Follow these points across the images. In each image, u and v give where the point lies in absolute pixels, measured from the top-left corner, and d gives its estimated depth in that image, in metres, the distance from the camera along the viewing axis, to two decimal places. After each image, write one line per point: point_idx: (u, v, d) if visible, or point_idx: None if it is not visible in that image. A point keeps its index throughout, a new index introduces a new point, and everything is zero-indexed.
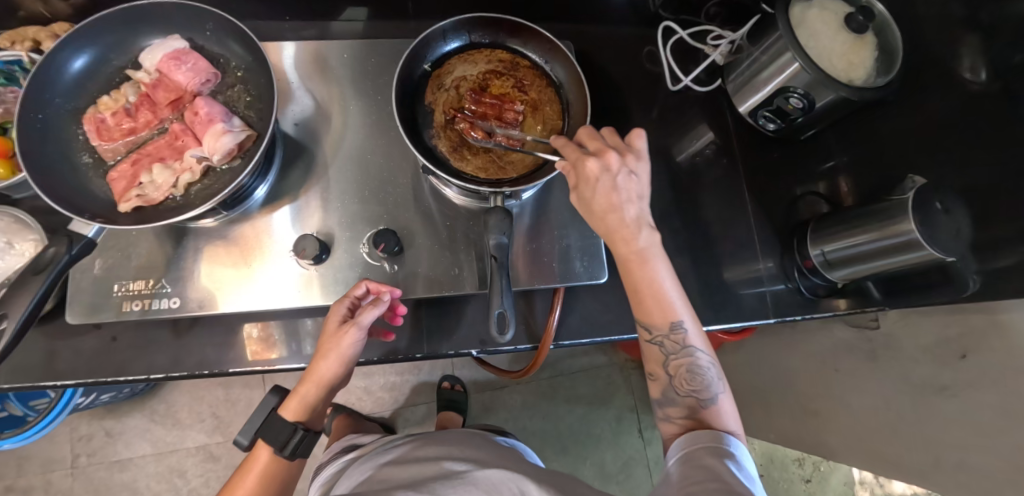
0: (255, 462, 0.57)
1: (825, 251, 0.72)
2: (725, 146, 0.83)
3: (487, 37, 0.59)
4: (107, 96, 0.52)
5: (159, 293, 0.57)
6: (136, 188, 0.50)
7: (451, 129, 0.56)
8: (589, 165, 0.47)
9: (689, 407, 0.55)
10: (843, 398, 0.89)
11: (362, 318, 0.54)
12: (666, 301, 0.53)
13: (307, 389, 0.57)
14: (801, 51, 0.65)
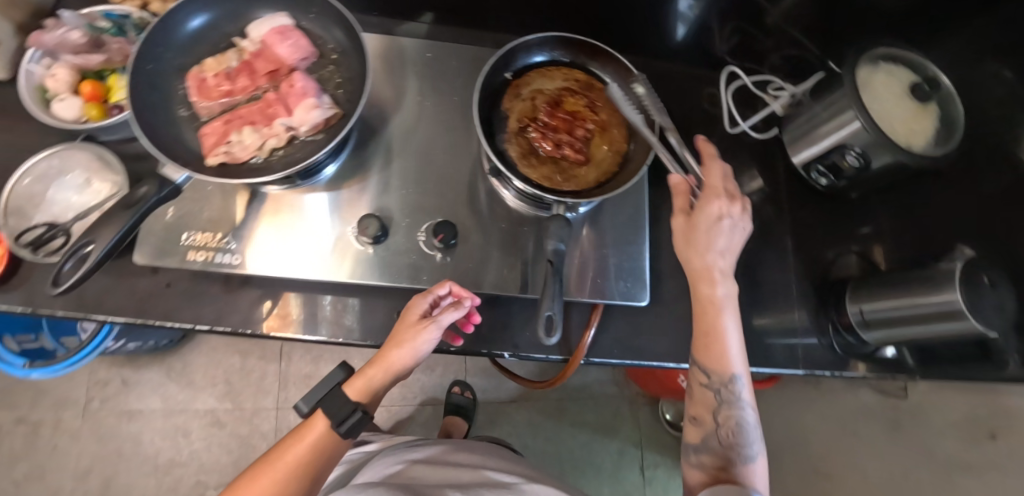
0: (309, 431, 0.54)
1: (864, 310, 0.72)
2: (773, 194, 0.83)
3: (567, 57, 0.63)
4: (212, 59, 0.56)
5: (224, 248, 0.60)
6: (225, 145, 0.53)
7: (524, 136, 0.58)
8: (716, 203, 0.54)
9: (728, 458, 0.56)
10: (859, 465, 0.87)
11: (444, 317, 0.54)
12: (734, 351, 0.56)
13: (374, 373, 0.55)
14: (863, 111, 0.66)
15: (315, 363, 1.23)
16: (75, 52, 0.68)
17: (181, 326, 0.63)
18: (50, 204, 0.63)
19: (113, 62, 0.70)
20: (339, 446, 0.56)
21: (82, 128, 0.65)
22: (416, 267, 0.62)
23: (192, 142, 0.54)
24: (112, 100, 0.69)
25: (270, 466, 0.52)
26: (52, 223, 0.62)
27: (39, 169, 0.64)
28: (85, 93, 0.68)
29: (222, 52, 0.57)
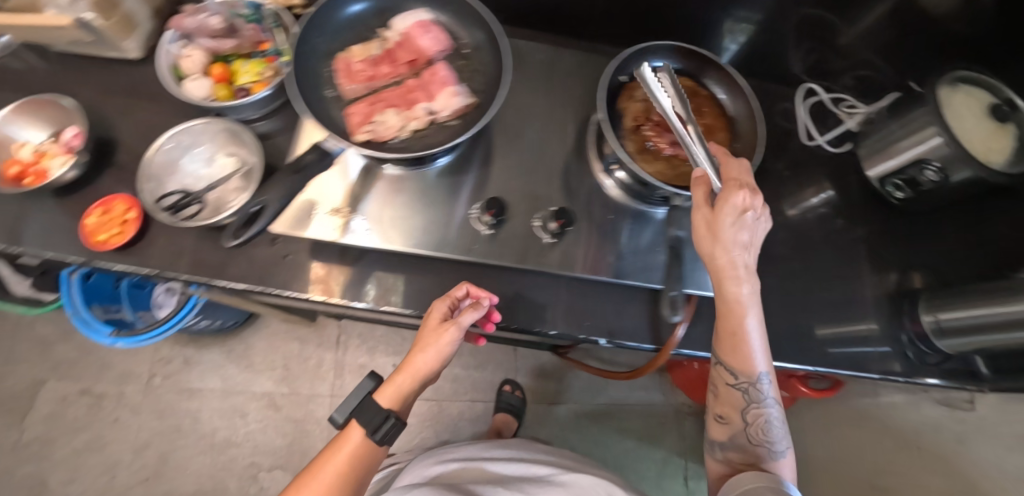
0: (345, 442, 0.56)
1: (940, 317, 0.74)
2: (845, 204, 0.86)
3: (676, 64, 0.67)
4: (358, 47, 0.61)
5: (354, 220, 0.63)
6: (369, 125, 0.57)
7: (639, 134, 0.62)
8: (738, 194, 0.51)
9: (756, 457, 0.59)
10: (917, 478, 0.86)
11: (464, 318, 0.56)
12: (759, 351, 0.56)
13: (403, 378, 0.59)
14: (945, 127, 0.69)
15: (369, 353, 1.26)
16: (209, 36, 0.70)
17: (299, 294, 0.65)
18: (182, 175, 0.66)
19: (241, 47, 0.73)
20: (377, 452, 0.59)
21: (209, 105, 0.69)
22: (530, 250, 0.66)
23: (338, 121, 0.58)
24: (236, 82, 0.73)
25: (312, 477, 0.56)
26: (185, 190, 0.65)
27: (172, 142, 0.66)
28: (214, 75, 0.72)
29: (366, 42, 0.62)
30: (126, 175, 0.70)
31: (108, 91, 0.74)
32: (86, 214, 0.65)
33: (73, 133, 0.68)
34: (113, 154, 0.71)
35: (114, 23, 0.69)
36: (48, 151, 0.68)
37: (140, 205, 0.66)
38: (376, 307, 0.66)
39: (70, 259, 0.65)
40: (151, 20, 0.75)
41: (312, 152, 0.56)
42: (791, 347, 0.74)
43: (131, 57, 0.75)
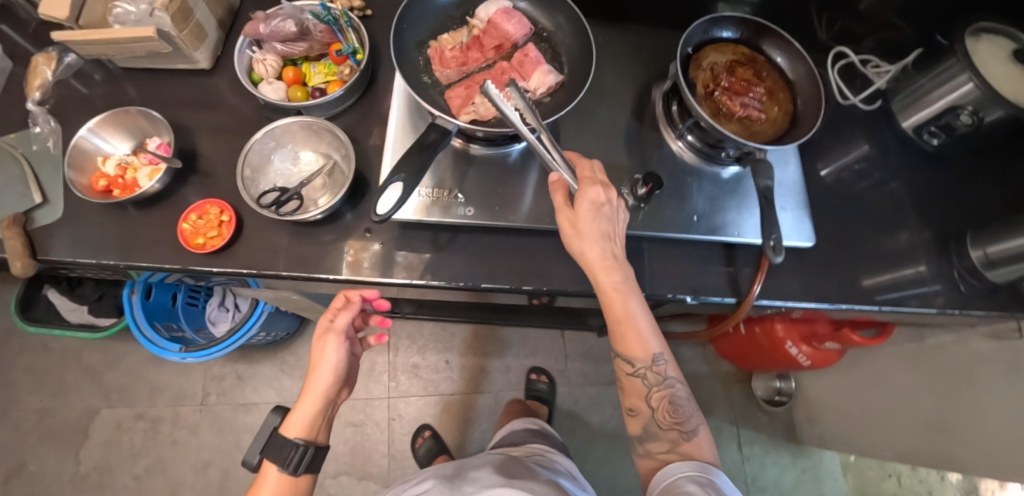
0: (262, 481, 0.60)
1: (987, 250, 0.79)
2: (883, 156, 0.90)
3: (735, 33, 0.70)
4: (448, 36, 0.65)
5: (456, 202, 0.65)
6: (470, 106, 0.60)
7: (712, 100, 0.66)
8: (596, 191, 0.57)
9: (672, 440, 0.63)
10: (974, 411, 0.93)
11: (338, 321, 0.64)
12: (647, 335, 0.61)
13: (306, 405, 0.62)
14: (976, 72, 0.75)
15: (421, 353, 1.32)
16: (283, 40, 0.73)
17: (399, 280, 0.65)
18: (274, 175, 0.68)
19: (312, 50, 0.76)
20: (303, 482, 0.62)
21: (291, 106, 0.71)
22: None
23: (440, 103, 0.62)
24: (309, 84, 0.76)
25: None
26: (279, 188, 0.66)
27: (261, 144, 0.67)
28: (288, 78, 0.75)
29: (454, 32, 0.65)
30: (209, 180, 0.71)
31: (182, 102, 0.76)
32: (182, 219, 0.66)
33: (159, 143, 0.70)
34: (194, 162, 0.72)
35: (188, 34, 0.71)
36: (134, 162, 0.68)
37: (233, 208, 0.67)
38: (476, 286, 0.67)
39: (165, 266, 0.65)
40: (217, 30, 0.77)
41: (434, 132, 0.58)
42: (852, 294, 0.79)
43: (200, 67, 0.76)
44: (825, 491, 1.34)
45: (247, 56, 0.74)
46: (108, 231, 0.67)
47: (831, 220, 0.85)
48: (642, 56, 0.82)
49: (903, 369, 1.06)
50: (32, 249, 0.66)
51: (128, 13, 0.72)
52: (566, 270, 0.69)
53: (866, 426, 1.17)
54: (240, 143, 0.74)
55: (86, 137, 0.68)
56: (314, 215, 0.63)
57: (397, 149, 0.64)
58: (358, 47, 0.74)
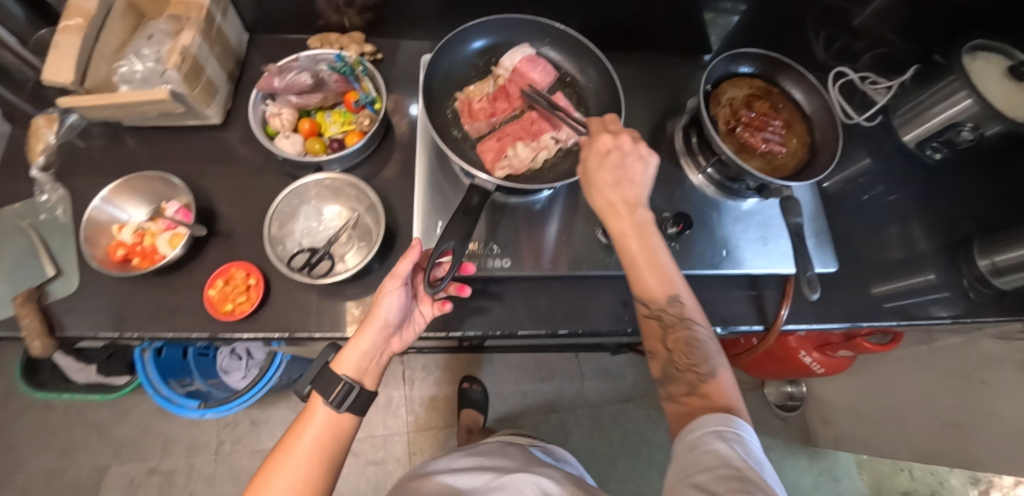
0: (308, 415, 0.55)
1: (995, 258, 0.81)
2: (885, 169, 0.92)
3: (750, 65, 0.71)
4: (475, 90, 0.70)
5: (491, 253, 0.66)
6: (505, 159, 0.66)
7: (734, 137, 0.68)
8: (603, 139, 0.60)
9: (690, 382, 0.56)
10: (990, 409, 0.94)
11: (398, 264, 0.57)
12: (664, 272, 0.58)
13: (362, 340, 0.57)
14: (973, 89, 0.77)
15: (436, 383, 1.32)
16: (298, 92, 0.73)
17: (436, 333, 0.65)
18: (299, 235, 0.68)
19: (326, 100, 0.75)
20: (347, 423, 0.56)
21: (308, 161, 0.70)
22: None
23: (473, 159, 0.68)
24: (326, 134, 0.75)
25: (286, 456, 0.52)
26: (311, 248, 0.67)
27: (286, 204, 0.68)
28: (304, 129, 0.74)
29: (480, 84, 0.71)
30: (231, 240, 0.70)
31: (195, 160, 0.74)
32: (209, 286, 0.64)
33: (178, 207, 0.67)
34: (213, 222, 0.71)
35: (199, 91, 0.70)
36: (152, 229, 0.66)
37: (259, 269, 0.66)
38: (513, 333, 0.68)
39: (194, 336, 0.64)
40: (226, 83, 0.76)
41: (475, 194, 0.61)
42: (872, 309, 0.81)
43: (211, 122, 0.75)
44: (843, 490, 1.38)
45: (261, 111, 0.73)
46: (128, 302, 0.65)
47: (842, 236, 0.86)
48: (650, 89, 0.84)
49: (916, 371, 1.08)
50: (50, 326, 0.63)
51: (134, 71, 0.70)
52: (601, 312, 0.70)
53: (880, 426, 1.19)
54: (258, 198, 0.73)
55: (101, 207, 0.66)
56: (344, 278, 0.63)
57: (427, 207, 0.67)
58: (375, 95, 0.74)
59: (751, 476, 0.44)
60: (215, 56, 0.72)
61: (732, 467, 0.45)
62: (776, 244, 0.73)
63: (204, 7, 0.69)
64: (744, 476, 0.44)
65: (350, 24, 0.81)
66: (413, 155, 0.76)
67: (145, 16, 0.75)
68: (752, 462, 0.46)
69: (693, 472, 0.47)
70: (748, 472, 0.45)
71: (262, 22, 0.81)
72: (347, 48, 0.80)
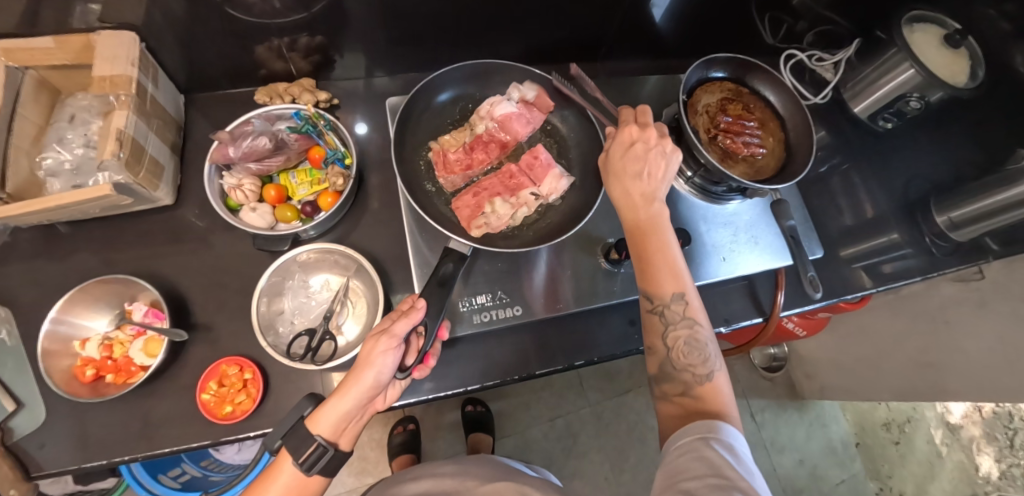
0: (273, 472, 0.50)
1: (951, 215, 0.86)
2: (841, 141, 0.97)
3: (721, 71, 0.78)
4: (451, 138, 0.73)
5: (505, 304, 0.68)
6: (482, 217, 0.69)
7: (716, 144, 0.74)
8: (629, 131, 0.59)
9: (685, 383, 0.56)
10: (956, 346, 1.03)
11: (397, 326, 0.52)
12: (675, 268, 0.57)
13: (341, 400, 0.51)
14: (917, 60, 0.81)
15: (438, 412, 1.33)
16: (257, 158, 0.68)
17: (461, 389, 0.68)
18: (290, 314, 0.65)
19: (290, 161, 0.71)
20: (314, 485, 0.51)
21: (281, 235, 0.65)
22: None
23: (451, 216, 0.71)
24: (294, 197, 0.71)
25: None
26: (309, 328, 0.64)
27: (269, 285, 0.63)
28: (271, 197, 0.69)
29: (457, 131, 0.74)
30: (213, 333, 0.64)
31: (150, 247, 0.67)
32: (202, 391, 0.59)
33: (146, 310, 0.62)
34: (188, 316, 0.65)
35: (144, 176, 0.62)
36: (119, 338, 0.61)
37: (252, 361, 0.62)
38: (532, 374, 0.71)
39: (195, 445, 0.60)
40: (170, 157, 0.68)
41: (450, 261, 0.63)
42: (851, 281, 0.85)
43: (162, 203, 0.68)
44: (833, 435, 1.48)
45: (218, 185, 0.67)
46: (111, 421, 0.59)
47: (814, 212, 0.90)
48: (620, 98, 0.83)
49: (887, 321, 1.16)
50: (23, 466, 0.57)
51: (61, 162, 0.62)
52: (611, 335, 0.74)
53: (860, 372, 1.28)
54: (234, 280, 0.67)
55: (54, 327, 0.58)
56: (354, 355, 0.62)
57: (425, 267, 0.67)
58: (344, 149, 0.70)
59: (740, 486, 0.45)
60: (154, 132, 0.64)
61: (722, 477, 0.46)
62: (763, 242, 0.77)
63: (133, 78, 0.60)
64: (733, 486, 0.45)
65: (297, 69, 0.75)
66: (395, 208, 0.74)
67: (61, 95, 0.65)
68: (740, 470, 0.47)
69: (684, 479, 0.47)
70: (739, 482, 0.46)
71: (196, 81, 0.72)
72: (300, 98, 0.73)
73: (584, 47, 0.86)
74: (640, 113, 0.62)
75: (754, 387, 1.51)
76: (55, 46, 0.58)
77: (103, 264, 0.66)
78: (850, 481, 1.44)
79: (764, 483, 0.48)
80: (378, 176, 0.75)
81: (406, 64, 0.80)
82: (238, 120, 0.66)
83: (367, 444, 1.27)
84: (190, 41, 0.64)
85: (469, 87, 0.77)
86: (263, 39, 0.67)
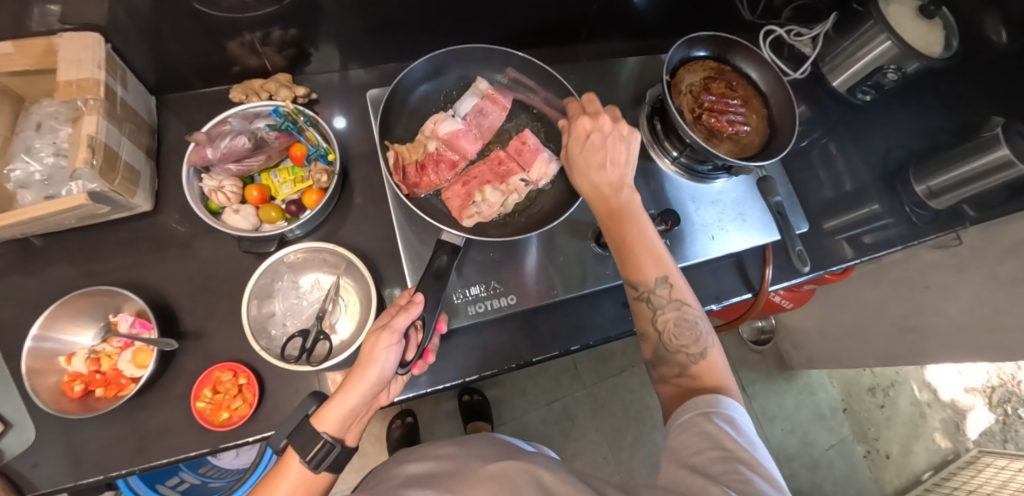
0: (283, 470, 0.50)
1: (930, 184, 0.88)
2: (822, 115, 0.98)
3: (705, 50, 0.78)
4: (430, 125, 0.71)
5: (500, 294, 0.68)
6: (473, 206, 0.69)
7: (701, 123, 0.75)
8: (582, 123, 0.61)
9: (681, 363, 0.57)
10: (937, 310, 1.06)
11: (397, 320, 0.52)
12: (653, 254, 0.58)
13: (347, 395, 0.50)
14: (893, 32, 0.82)
15: (436, 403, 1.33)
16: (236, 159, 0.66)
17: (460, 381, 0.68)
18: (281, 316, 0.64)
19: (271, 160, 0.69)
20: (322, 480, 0.51)
21: (266, 236, 0.63)
22: None
23: (442, 207, 0.70)
24: (278, 196, 0.70)
25: None
26: (303, 329, 0.63)
27: (258, 287, 0.62)
28: (254, 198, 0.68)
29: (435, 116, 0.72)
30: (205, 340, 0.63)
31: (131, 256, 0.65)
32: (196, 399, 0.59)
33: (132, 320, 0.61)
34: (177, 324, 0.63)
35: (120, 183, 0.60)
36: (107, 351, 0.60)
37: (245, 365, 0.61)
38: (529, 361, 0.71)
39: (193, 454, 0.59)
40: (146, 162, 0.66)
41: (447, 253, 0.63)
42: (836, 252, 0.87)
43: (141, 210, 0.66)
44: (821, 402, 1.53)
45: (198, 188, 0.65)
46: (107, 435, 0.59)
47: (798, 187, 0.91)
48: (604, 82, 0.82)
49: (869, 289, 1.19)
50: (16, 486, 0.56)
51: (31, 173, 0.59)
52: (605, 318, 0.75)
53: (846, 339, 1.32)
54: (221, 285, 0.66)
55: (38, 344, 0.56)
56: (350, 354, 0.61)
57: (416, 260, 0.67)
58: (325, 145, 0.69)
59: (742, 457, 0.46)
60: (127, 136, 0.62)
61: (724, 449, 0.47)
62: (751, 218, 0.78)
63: (100, 81, 0.57)
64: (735, 456, 0.46)
65: (272, 64, 0.72)
66: (383, 204, 0.73)
67: (25, 103, 0.62)
68: (742, 442, 0.48)
69: (687, 455, 0.48)
70: (741, 453, 0.46)
71: (166, 81, 0.70)
72: (277, 94, 0.71)
73: (566, 30, 0.85)
74: (588, 103, 0.64)
75: (744, 360, 1.54)
76: (14, 50, 0.55)
77: (83, 276, 0.64)
78: (839, 446, 1.49)
79: (770, 458, 0.48)
80: (363, 170, 0.74)
81: (384, 54, 0.78)
82: (214, 121, 0.64)
83: (367, 440, 1.27)
84: (158, 40, 0.62)
85: (449, 75, 0.76)
86: (234, 34, 0.64)
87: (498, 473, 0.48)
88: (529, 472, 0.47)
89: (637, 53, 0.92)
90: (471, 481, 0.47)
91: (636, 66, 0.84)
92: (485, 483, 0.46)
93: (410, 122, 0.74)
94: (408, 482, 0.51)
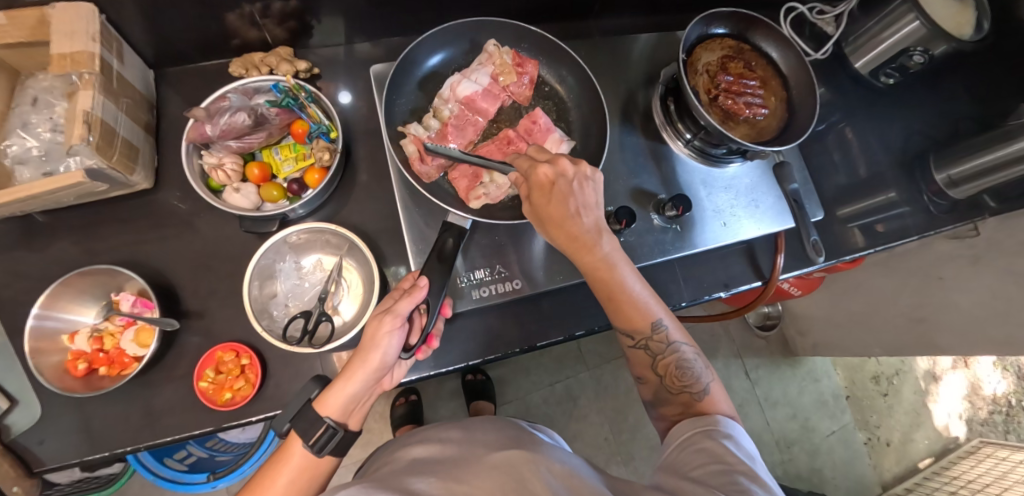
0: (288, 454, 0.49)
1: (951, 172, 0.85)
2: (843, 97, 0.94)
3: (725, 26, 0.75)
4: (438, 104, 0.70)
5: (505, 278, 0.67)
6: (480, 188, 0.67)
7: (717, 105, 0.72)
8: (543, 171, 0.53)
9: (685, 403, 0.57)
10: (948, 302, 1.04)
11: (400, 306, 0.51)
12: (640, 303, 0.56)
13: (351, 383, 0.50)
14: (922, 11, 0.78)
15: (440, 382, 1.35)
16: (237, 135, 0.64)
17: (463, 364, 0.67)
18: (284, 297, 0.64)
19: (271, 138, 0.68)
20: (325, 465, 0.51)
21: (265, 215, 0.62)
22: (662, 244, 0.72)
23: (448, 188, 0.69)
24: (280, 175, 0.69)
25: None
26: (307, 310, 0.63)
27: (260, 268, 0.61)
28: (255, 176, 0.66)
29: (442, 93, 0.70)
30: (207, 319, 0.63)
31: (132, 234, 0.64)
32: (199, 379, 0.58)
33: (134, 299, 0.61)
34: (180, 302, 0.63)
35: (117, 160, 0.58)
36: (110, 329, 0.60)
37: (248, 346, 0.61)
38: (533, 346, 0.71)
39: (198, 432, 0.60)
40: (144, 137, 0.64)
41: (451, 237, 0.61)
42: (850, 240, 0.85)
43: (140, 188, 0.64)
44: (824, 389, 1.53)
45: (197, 164, 0.64)
46: (111, 413, 0.59)
47: (813, 173, 0.88)
48: (617, 60, 0.79)
49: (881, 278, 1.17)
50: (24, 460, 0.57)
51: (28, 148, 0.58)
52: None
53: (855, 328, 1.30)
54: (223, 264, 0.65)
55: (40, 323, 0.56)
56: (352, 336, 0.61)
57: (420, 241, 0.66)
58: (328, 122, 0.67)
59: (743, 470, 0.46)
60: (124, 112, 0.60)
61: (724, 463, 0.47)
62: (766, 203, 0.76)
63: (95, 54, 0.55)
64: (735, 468, 0.46)
65: (273, 37, 0.70)
66: (386, 183, 0.71)
67: (19, 76, 0.61)
68: (742, 456, 0.48)
69: (687, 469, 0.48)
70: (741, 466, 0.47)
71: (163, 55, 0.67)
72: (278, 68, 0.69)
73: (579, 5, 0.81)
74: (536, 151, 0.57)
75: (749, 345, 1.53)
76: (6, 22, 0.53)
77: (85, 254, 0.63)
78: (839, 433, 1.50)
79: (770, 473, 0.48)
80: (366, 147, 0.72)
81: (390, 27, 0.75)
82: (212, 96, 0.62)
83: (371, 417, 1.29)
84: (154, 11, 0.59)
85: (457, 51, 0.73)
86: (233, 6, 0.61)
87: (502, 462, 0.47)
88: (534, 463, 0.46)
89: (653, 30, 0.88)
90: (475, 469, 0.47)
91: (651, 44, 0.81)
92: (487, 471, 0.46)
93: (416, 100, 0.71)
94: (411, 469, 0.51)
